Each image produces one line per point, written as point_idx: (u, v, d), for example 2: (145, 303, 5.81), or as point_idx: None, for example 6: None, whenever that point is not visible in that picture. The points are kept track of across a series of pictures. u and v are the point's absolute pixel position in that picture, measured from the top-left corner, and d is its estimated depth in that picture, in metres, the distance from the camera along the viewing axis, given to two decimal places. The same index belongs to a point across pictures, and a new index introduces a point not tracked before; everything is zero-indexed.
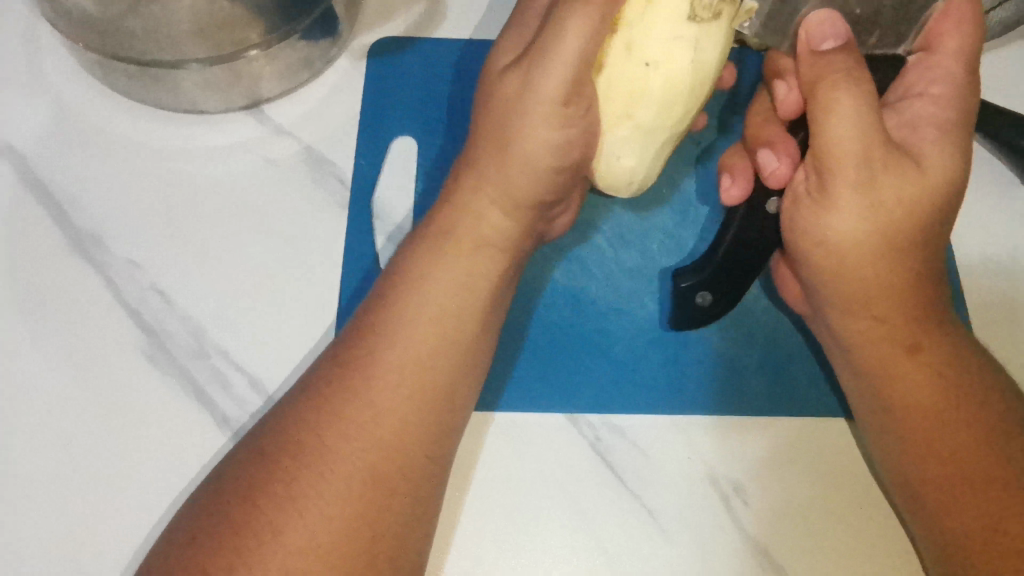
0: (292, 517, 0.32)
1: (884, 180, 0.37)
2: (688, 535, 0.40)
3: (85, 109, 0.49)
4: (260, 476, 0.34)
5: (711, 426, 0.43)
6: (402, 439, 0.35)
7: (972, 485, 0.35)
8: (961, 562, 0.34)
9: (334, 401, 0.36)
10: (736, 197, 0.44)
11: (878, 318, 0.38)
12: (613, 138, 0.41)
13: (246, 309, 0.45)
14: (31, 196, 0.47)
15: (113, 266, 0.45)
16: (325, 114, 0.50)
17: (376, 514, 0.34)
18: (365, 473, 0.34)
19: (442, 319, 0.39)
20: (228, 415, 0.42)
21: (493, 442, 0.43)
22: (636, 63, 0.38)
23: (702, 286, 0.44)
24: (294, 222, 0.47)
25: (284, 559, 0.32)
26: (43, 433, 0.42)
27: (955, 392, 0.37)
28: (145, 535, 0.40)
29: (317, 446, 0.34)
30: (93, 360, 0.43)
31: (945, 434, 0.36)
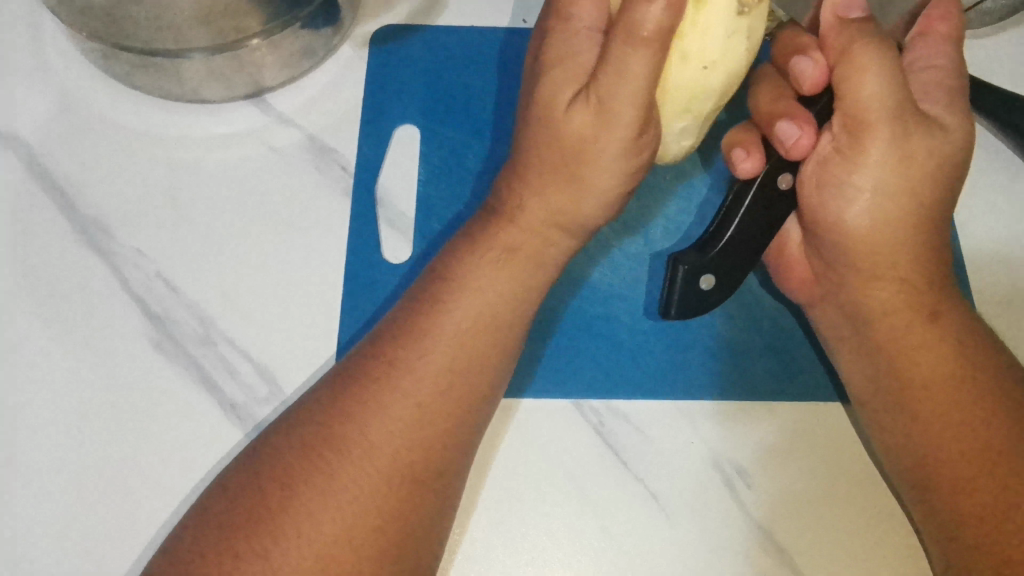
0: (324, 507, 0.33)
1: (916, 138, 0.37)
2: (693, 521, 0.40)
3: (90, 99, 0.50)
4: (289, 466, 0.34)
5: (715, 411, 0.42)
6: (432, 435, 0.35)
7: (981, 450, 0.35)
8: (969, 530, 0.34)
9: (365, 395, 0.35)
10: (750, 172, 0.41)
11: (907, 281, 0.39)
12: (675, 132, 0.40)
13: (252, 297, 0.45)
14: (41, 186, 0.47)
15: (121, 256, 0.46)
16: (328, 102, 0.50)
17: (409, 506, 0.34)
18: (397, 466, 0.34)
19: (488, 329, 0.38)
20: (234, 402, 0.43)
21: (510, 436, 0.42)
22: (696, 69, 0.37)
23: (706, 271, 0.41)
24: (298, 211, 0.47)
25: (317, 550, 0.32)
26: (59, 421, 0.42)
27: (967, 361, 0.37)
28: (158, 522, 0.40)
29: (352, 440, 0.34)
30: (102, 348, 0.44)
31: (960, 403, 0.36)
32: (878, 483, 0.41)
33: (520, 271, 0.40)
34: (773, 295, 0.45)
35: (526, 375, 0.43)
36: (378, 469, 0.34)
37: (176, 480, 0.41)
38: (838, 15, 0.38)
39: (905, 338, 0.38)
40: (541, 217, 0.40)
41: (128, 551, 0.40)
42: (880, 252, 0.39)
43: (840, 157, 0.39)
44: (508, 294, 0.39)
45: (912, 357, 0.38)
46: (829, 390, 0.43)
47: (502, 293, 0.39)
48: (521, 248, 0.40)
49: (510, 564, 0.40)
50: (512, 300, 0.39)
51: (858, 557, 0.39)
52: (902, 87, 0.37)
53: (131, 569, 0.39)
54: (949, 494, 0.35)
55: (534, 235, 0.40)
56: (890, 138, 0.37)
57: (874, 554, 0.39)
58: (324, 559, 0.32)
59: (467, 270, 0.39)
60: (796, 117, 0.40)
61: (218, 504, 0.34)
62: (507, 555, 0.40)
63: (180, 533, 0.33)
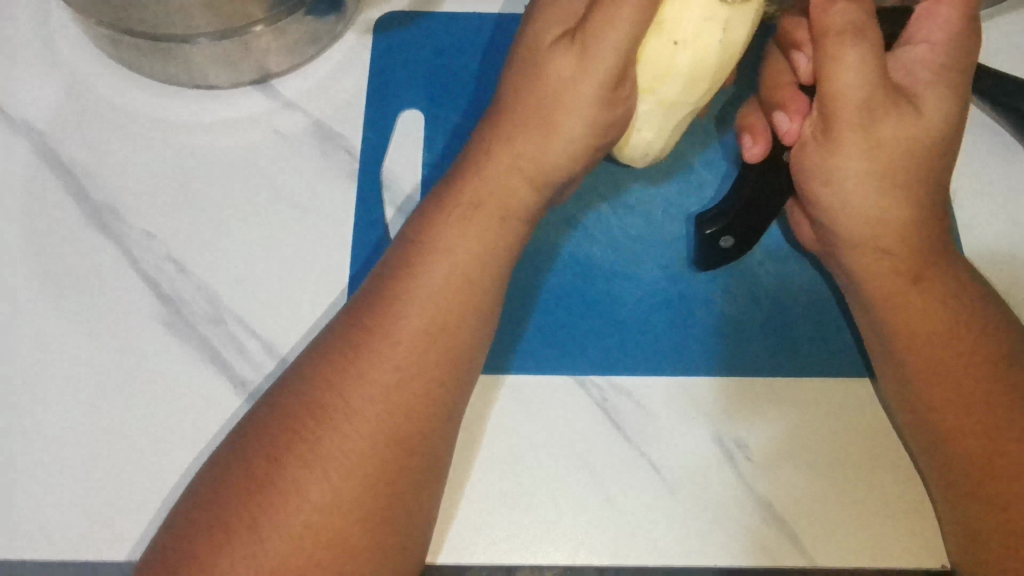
0: (315, 475, 0.33)
1: (885, 126, 0.38)
2: (693, 493, 0.41)
3: (100, 84, 0.50)
4: (284, 434, 0.34)
5: (715, 387, 0.43)
6: (417, 399, 0.36)
7: (977, 403, 0.36)
8: (960, 478, 0.36)
9: (357, 361, 0.36)
10: (756, 156, 0.44)
11: (886, 250, 0.39)
12: (637, 112, 0.42)
13: (259, 276, 0.46)
14: (50, 169, 0.48)
15: (132, 239, 0.47)
16: (334, 88, 0.51)
17: (398, 471, 0.34)
18: (387, 432, 0.35)
19: (463, 287, 0.38)
20: (244, 379, 0.43)
21: (502, 406, 0.43)
22: (666, 43, 0.39)
23: (724, 232, 0.43)
24: (304, 195, 0.48)
25: (307, 516, 0.33)
26: (68, 396, 0.43)
27: (957, 321, 0.38)
28: (165, 492, 0.41)
29: (340, 407, 0.35)
30: (111, 326, 0.44)
31: (955, 358, 0.37)
32: (873, 454, 0.41)
33: (489, 225, 0.40)
34: (772, 273, 0.46)
35: (513, 351, 0.45)
36: (366, 434, 0.34)
37: (185, 454, 0.42)
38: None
39: (897, 299, 0.39)
40: (516, 176, 0.41)
41: (137, 522, 0.40)
42: (856, 229, 0.39)
43: (812, 142, 0.40)
44: (478, 251, 0.39)
45: (903, 322, 0.38)
46: (825, 365, 0.44)
47: (482, 256, 0.39)
48: (486, 201, 0.40)
49: (510, 534, 0.40)
50: (479, 257, 0.39)
51: (856, 527, 0.40)
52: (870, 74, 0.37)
53: (141, 540, 0.40)
54: (944, 444, 0.37)
55: (498, 188, 0.40)
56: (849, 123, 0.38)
57: (874, 521, 0.40)
58: (315, 525, 0.33)
59: (451, 236, 0.39)
60: (790, 108, 0.42)
61: (219, 472, 0.34)
62: (506, 526, 0.41)
63: (185, 505, 0.34)
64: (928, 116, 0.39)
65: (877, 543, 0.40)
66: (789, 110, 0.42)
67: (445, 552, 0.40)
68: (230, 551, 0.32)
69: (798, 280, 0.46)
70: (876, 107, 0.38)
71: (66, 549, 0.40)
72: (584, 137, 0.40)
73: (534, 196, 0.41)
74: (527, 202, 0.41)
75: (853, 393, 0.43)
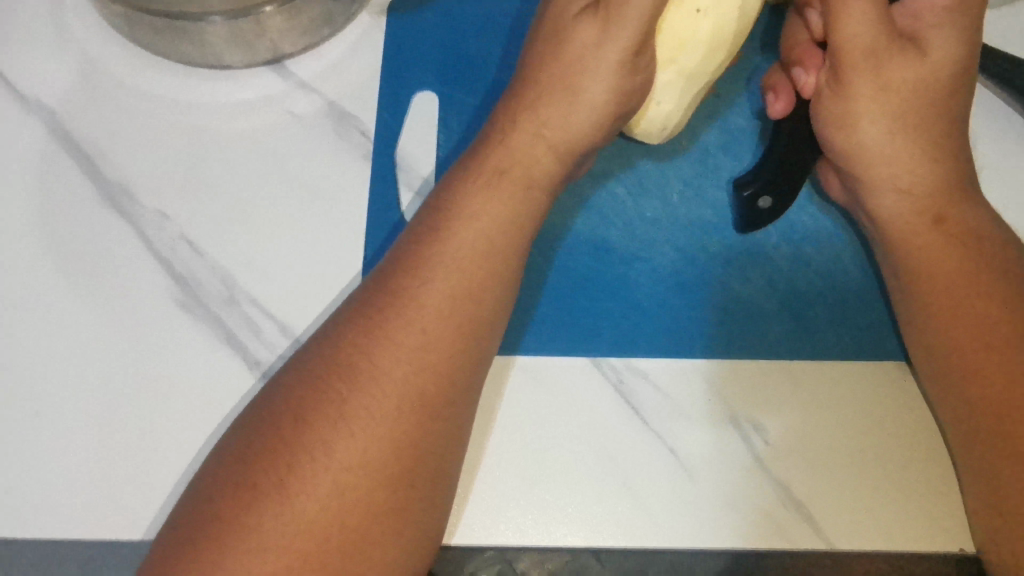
0: (342, 436, 0.33)
1: (890, 67, 0.41)
2: (710, 475, 0.41)
3: (112, 64, 0.50)
4: (311, 399, 0.34)
5: (733, 369, 0.43)
6: (444, 362, 0.36)
7: (986, 345, 0.37)
8: (971, 417, 0.37)
9: (377, 325, 0.36)
10: (779, 112, 0.45)
11: (905, 190, 0.41)
12: (659, 82, 0.43)
13: (273, 258, 0.45)
14: (62, 149, 0.48)
15: (146, 220, 0.46)
16: (347, 69, 0.50)
17: (422, 435, 0.34)
18: (412, 395, 0.35)
19: (473, 248, 0.39)
20: (262, 363, 0.43)
21: (516, 384, 0.43)
22: (689, 12, 0.41)
23: (761, 193, 0.45)
24: (318, 176, 0.47)
25: (333, 475, 0.32)
26: (82, 375, 0.43)
27: (972, 259, 0.39)
28: (177, 471, 0.41)
29: (369, 369, 0.35)
30: (126, 305, 0.44)
31: (966, 297, 0.39)
32: (884, 435, 0.41)
33: (511, 194, 0.40)
34: (787, 256, 0.46)
35: (523, 333, 0.44)
36: (389, 402, 0.34)
37: (200, 436, 0.41)
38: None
39: (913, 237, 0.41)
40: (531, 145, 0.42)
41: (150, 502, 0.40)
42: (879, 174, 0.42)
43: (827, 91, 0.43)
44: (502, 219, 0.40)
45: (919, 260, 0.40)
46: (844, 350, 0.44)
47: (504, 221, 0.40)
48: (511, 169, 0.41)
49: (522, 516, 0.40)
50: (487, 219, 0.40)
51: (873, 514, 0.40)
52: (870, 32, 0.40)
53: (158, 519, 0.40)
54: (953, 379, 0.38)
55: (520, 155, 0.42)
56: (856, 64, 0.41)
57: (878, 504, 0.40)
58: (341, 485, 0.32)
59: (464, 199, 0.40)
60: (807, 62, 0.44)
61: (237, 443, 0.34)
62: (523, 510, 0.40)
63: (203, 477, 0.34)
64: (934, 60, 0.41)
65: (886, 526, 0.40)
66: (805, 63, 0.44)
67: (460, 532, 0.40)
68: (258, 512, 0.31)
69: (814, 265, 0.46)
70: (884, 49, 0.41)
71: (82, 528, 0.40)
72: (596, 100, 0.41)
73: (558, 167, 0.42)
74: (551, 170, 0.42)
75: (867, 376, 0.43)
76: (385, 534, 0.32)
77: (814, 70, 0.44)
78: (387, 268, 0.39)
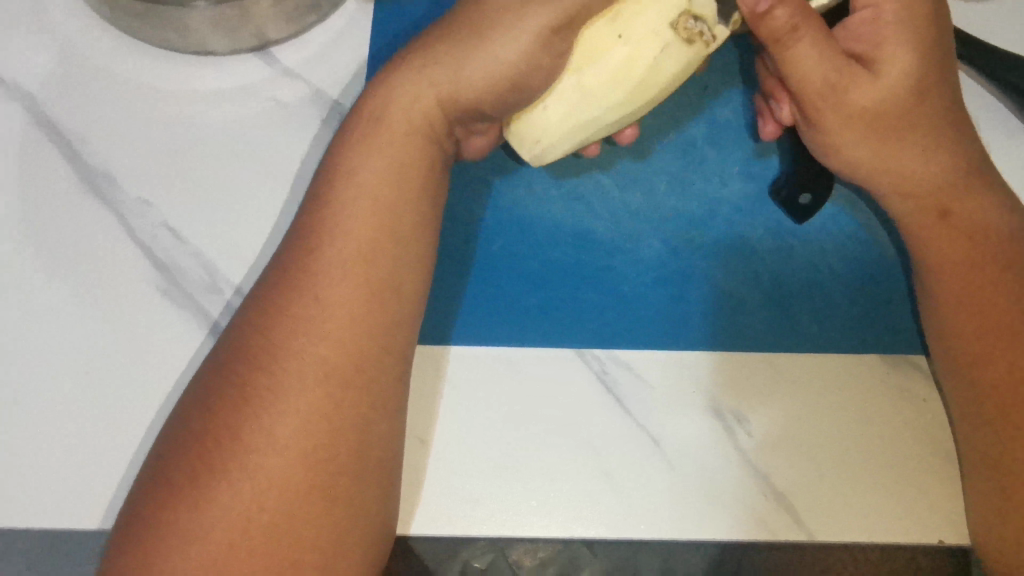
0: (246, 419, 0.34)
1: (849, 97, 0.41)
2: (690, 467, 0.41)
3: (89, 46, 0.49)
4: (214, 389, 0.35)
5: (714, 361, 0.43)
6: (352, 336, 0.36)
7: (998, 335, 0.38)
8: (977, 408, 0.38)
9: (291, 308, 0.36)
10: (772, 133, 0.46)
11: (910, 192, 0.42)
12: (552, 86, 0.40)
13: (249, 241, 0.45)
14: (40, 132, 0.47)
15: (127, 207, 0.46)
16: (332, 58, 0.50)
17: (332, 409, 0.35)
18: (316, 369, 0.35)
19: (407, 242, 0.39)
20: (216, 322, 0.43)
21: (493, 369, 0.43)
22: (611, 32, 0.38)
23: (800, 188, 0.46)
24: (300, 161, 0.47)
25: (245, 457, 0.33)
26: (58, 363, 0.43)
27: (980, 254, 0.40)
28: (139, 449, 0.41)
29: (270, 350, 0.35)
30: (106, 292, 0.44)
31: (976, 290, 0.40)
32: (878, 430, 0.41)
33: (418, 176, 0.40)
34: (771, 249, 0.46)
35: (491, 325, 0.44)
36: (313, 389, 0.35)
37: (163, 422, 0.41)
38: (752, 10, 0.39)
39: (922, 234, 0.42)
40: None
41: (117, 484, 0.40)
42: (880, 181, 0.43)
43: (803, 124, 0.43)
44: (426, 213, 0.40)
45: (932, 254, 0.41)
46: (828, 342, 0.44)
47: (423, 215, 0.40)
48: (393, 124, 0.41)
49: (501, 507, 0.40)
50: (421, 217, 0.40)
51: (854, 505, 0.40)
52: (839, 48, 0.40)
53: (115, 505, 0.40)
54: (966, 370, 0.39)
55: (405, 111, 0.41)
56: (813, 100, 0.42)
57: (873, 498, 0.40)
58: (257, 467, 0.33)
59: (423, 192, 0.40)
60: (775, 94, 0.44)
61: (196, 430, 0.34)
62: (497, 499, 0.40)
63: (163, 459, 0.34)
64: (891, 80, 0.41)
65: (883, 516, 0.40)
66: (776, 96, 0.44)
67: (420, 521, 0.40)
68: (189, 506, 0.32)
69: (801, 257, 0.46)
70: (837, 83, 0.41)
71: (46, 512, 0.40)
72: (510, 79, 0.39)
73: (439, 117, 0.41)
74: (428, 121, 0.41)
75: (852, 370, 0.43)
76: (317, 517, 0.33)
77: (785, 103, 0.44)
78: (327, 248, 0.38)
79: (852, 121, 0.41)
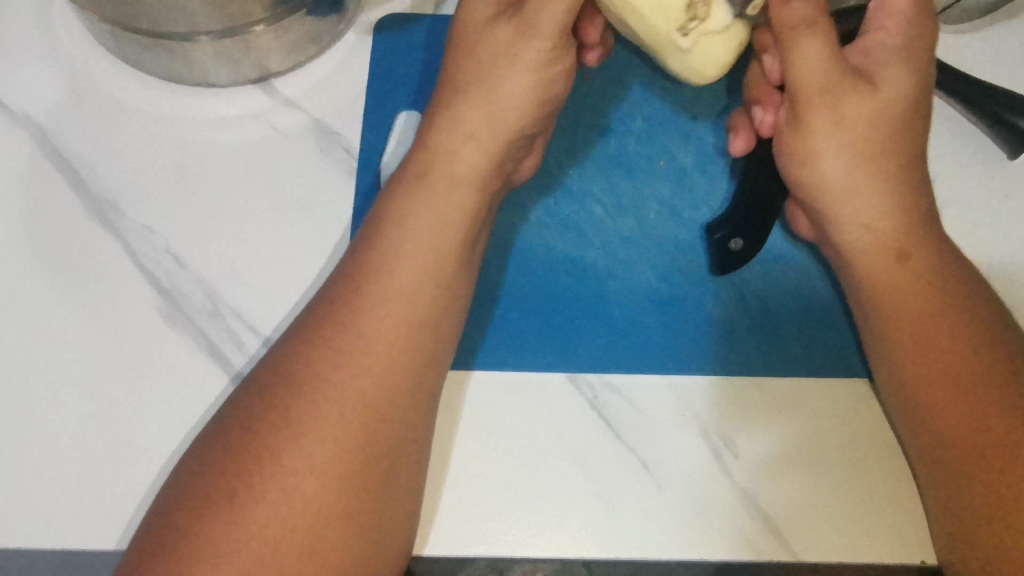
0: (293, 441, 0.35)
1: (846, 103, 0.42)
2: (683, 487, 0.42)
3: (98, 78, 0.51)
4: (259, 408, 0.36)
5: (703, 385, 0.44)
6: (401, 369, 0.37)
7: (953, 381, 0.38)
8: (944, 453, 0.38)
9: (332, 334, 0.38)
10: (742, 149, 0.48)
11: (868, 227, 0.42)
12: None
13: (256, 269, 0.46)
14: (49, 161, 0.49)
15: (132, 232, 0.47)
16: (332, 86, 0.52)
17: (372, 438, 0.36)
18: (358, 398, 0.36)
19: (445, 264, 0.40)
20: (239, 370, 0.44)
21: (497, 392, 0.44)
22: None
23: (731, 233, 0.46)
24: (303, 189, 0.48)
25: (284, 480, 0.34)
26: (63, 386, 0.43)
27: (938, 302, 0.40)
28: (156, 473, 0.41)
29: (318, 379, 0.36)
30: (110, 317, 0.45)
31: (934, 335, 0.39)
32: (867, 450, 0.43)
33: (460, 201, 0.42)
34: (759, 275, 0.48)
35: (497, 350, 0.46)
36: (354, 416, 0.36)
37: (185, 446, 0.42)
38: None
39: (880, 275, 0.41)
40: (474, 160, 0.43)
41: (125, 509, 0.41)
42: (840, 208, 0.43)
43: (788, 128, 0.44)
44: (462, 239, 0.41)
45: (888, 298, 0.41)
46: (816, 365, 0.45)
47: (462, 238, 0.41)
48: (433, 168, 0.43)
49: (504, 528, 0.41)
50: (457, 243, 0.41)
51: (840, 527, 0.41)
52: (828, 62, 0.42)
53: (130, 527, 0.40)
54: (930, 416, 0.38)
55: (447, 151, 0.43)
56: (812, 96, 0.42)
57: (861, 518, 0.41)
58: (297, 492, 0.34)
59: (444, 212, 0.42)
60: (765, 101, 0.47)
61: (221, 448, 0.35)
62: (498, 521, 0.41)
63: (177, 484, 0.35)
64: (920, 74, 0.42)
65: (870, 538, 0.41)
66: (764, 103, 0.46)
67: (433, 542, 0.41)
68: (218, 519, 0.33)
69: (791, 281, 0.47)
70: (838, 84, 0.42)
71: (58, 532, 0.40)
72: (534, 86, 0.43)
73: (474, 152, 0.43)
74: (472, 159, 0.43)
75: (841, 393, 0.44)
76: (344, 539, 0.34)
77: (771, 110, 0.46)
78: (355, 272, 0.39)
79: (846, 126, 0.42)
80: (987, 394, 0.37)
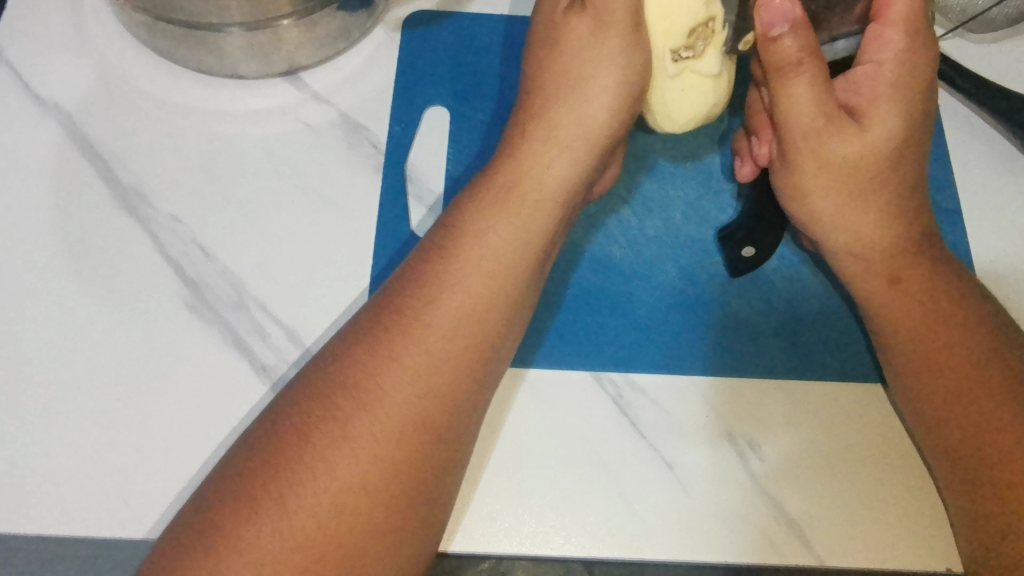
0: (338, 454, 0.34)
1: (830, 146, 0.41)
2: (708, 489, 0.42)
3: (128, 69, 0.51)
4: (312, 411, 0.36)
5: (724, 388, 0.44)
6: (455, 391, 0.37)
7: (965, 393, 0.39)
8: (958, 460, 0.38)
9: (382, 343, 0.37)
10: (747, 177, 0.47)
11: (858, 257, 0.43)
12: None
13: (284, 263, 0.46)
14: (78, 152, 0.49)
15: (158, 223, 0.47)
16: (360, 82, 0.52)
17: (417, 457, 0.35)
18: (410, 415, 0.36)
19: (497, 271, 0.40)
20: (281, 377, 0.43)
21: (526, 396, 0.44)
22: (691, 50, 0.42)
23: (743, 242, 0.47)
24: (330, 183, 0.48)
25: (328, 491, 0.34)
26: (90, 374, 0.43)
27: (937, 318, 0.41)
28: (193, 468, 0.41)
29: (369, 388, 0.36)
30: (136, 307, 0.45)
31: (941, 349, 0.40)
32: (889, 456, 0.42)
33: (519, 211, 0.42)
34: (786, 278, 0.47)
35: (525, 347, 0.45)
36: (402, 430, 0.36)
37: (222, 445, 0.42)
38: (762, 32, 0.38)
39: (880, 296, 0.42)
40: (551, 181, 0.43)
41: (154, 500, 0.41)
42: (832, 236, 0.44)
43: (779, 164, 0.44)
44: (509, 245, 0.41)
45: (897, 319, 0.42)
46: (842, 370, 0.45)
47: (511, 244, 0.41)
48: (517, 183, 0.43)
49: (521, 523, 0.41)
50: (513, 251, 0.41)
51: (862, 532, 0.41)
52: (818, 104, 0.40)
53: (162, 518, 0.40)
54: (940, 423, 0.39)
55: (532, 171, 0.43)
56: (796, 140, 0.42)
57: (883, 524, 0.41)
58: (336, 502, 0.34)
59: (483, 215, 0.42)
60: (761, 131, 0.45)
61: (257, 446, 0.35)
62: (520, 518, 0.41)
63: (214, 480, 0.35)
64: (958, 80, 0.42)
65: (888, 545, 0.41)
66: (760, 134, 0.45)
67: (459, 540, 0.40)
68: (256, 521, 0.33)
69: (818, 286, 0.47)
70: (823, 128, 0.41)
71: (89, 523, 0.40)
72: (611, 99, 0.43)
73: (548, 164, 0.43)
74: (552, 168, 0.43)
75: (869, 399, 0.44)
76: (384, 547, 0.34)
77: (767, 143, 0.44)
78: (416, 280, 0.40)
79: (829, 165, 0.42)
80: (996, 402, 0.38)
